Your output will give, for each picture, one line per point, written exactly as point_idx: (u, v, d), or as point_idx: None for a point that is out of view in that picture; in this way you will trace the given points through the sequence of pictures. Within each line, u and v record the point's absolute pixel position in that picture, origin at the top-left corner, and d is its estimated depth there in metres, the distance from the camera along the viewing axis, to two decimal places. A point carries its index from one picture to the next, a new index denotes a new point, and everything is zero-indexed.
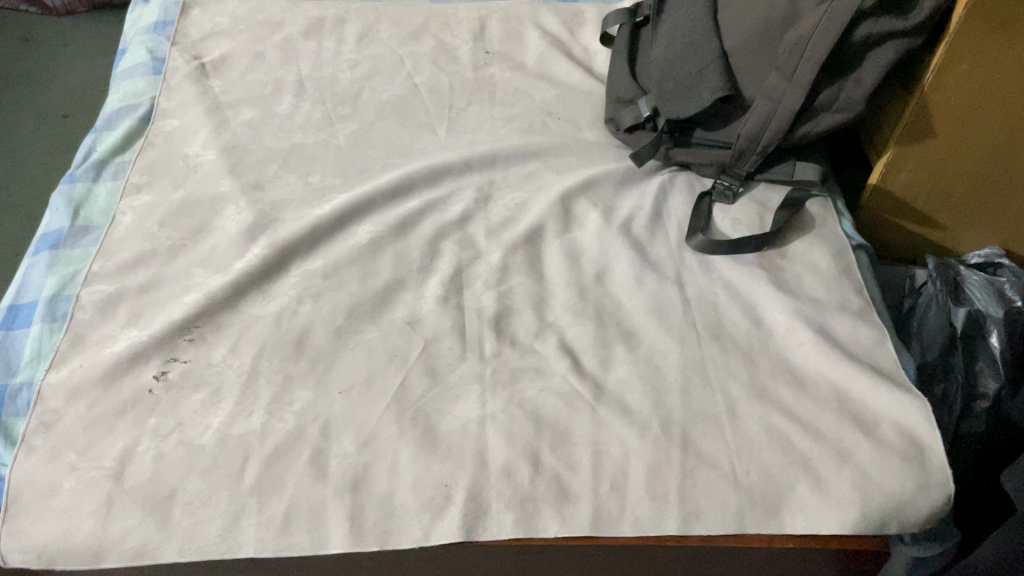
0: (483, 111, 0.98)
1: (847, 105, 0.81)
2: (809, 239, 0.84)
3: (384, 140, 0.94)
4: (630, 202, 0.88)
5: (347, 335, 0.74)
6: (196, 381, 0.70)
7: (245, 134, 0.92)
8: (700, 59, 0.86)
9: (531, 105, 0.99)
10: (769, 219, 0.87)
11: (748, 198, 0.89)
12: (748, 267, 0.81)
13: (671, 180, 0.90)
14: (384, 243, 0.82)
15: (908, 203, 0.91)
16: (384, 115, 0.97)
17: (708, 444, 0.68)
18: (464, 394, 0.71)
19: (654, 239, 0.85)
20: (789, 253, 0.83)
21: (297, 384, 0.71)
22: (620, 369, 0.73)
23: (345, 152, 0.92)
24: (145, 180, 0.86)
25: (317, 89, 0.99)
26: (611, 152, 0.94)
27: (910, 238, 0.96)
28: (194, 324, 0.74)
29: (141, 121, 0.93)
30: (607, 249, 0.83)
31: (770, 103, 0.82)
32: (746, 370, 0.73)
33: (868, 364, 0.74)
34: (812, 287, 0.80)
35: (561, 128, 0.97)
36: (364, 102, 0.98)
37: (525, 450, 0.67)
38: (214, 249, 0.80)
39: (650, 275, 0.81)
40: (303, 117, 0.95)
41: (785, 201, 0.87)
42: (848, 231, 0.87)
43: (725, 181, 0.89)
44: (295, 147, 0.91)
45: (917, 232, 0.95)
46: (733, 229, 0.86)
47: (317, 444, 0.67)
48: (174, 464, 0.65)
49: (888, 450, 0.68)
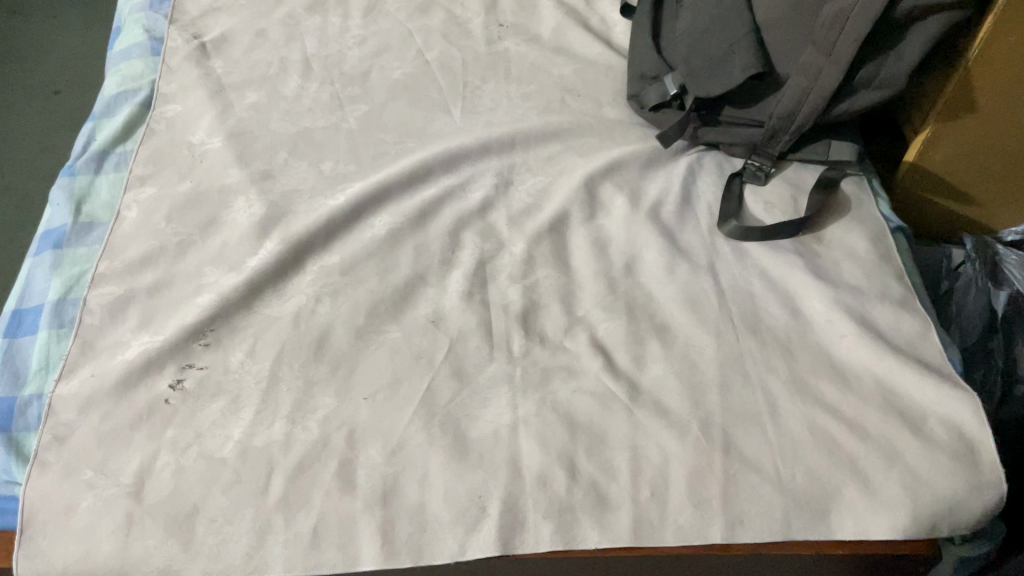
0: (499, 88, 0.94)
1: (888, 82, 0.77)
2: (845, 222, 0.81)
3: (397, 123, 0.89)
4: (657, 184, 0.84)
5: (368, 336, 0.71)
6: (214, 389, 0.67)
7: (251, 119, 0.88)
8: (730, 34, 0.81)
9: (548, 81, 0.95)
10: (803, 202, 0.83)
11: (780, 178, 0.85)
12: (784, 254, 0.78)
13: (699, 161, 0.87)
14: (403, 235, 0.79)
15: (944, 180, 0.88)
16: (396, 95, 0.92)
17: (750, 446, 0.66)
18: (494, 397, 0.68)
19: (685, 225, 0.81)
20: (826, 238, 0.80)
21: (320, 390, 0.67)
22: (655, 367, 0.70)
23: (357, 136, 0.88)
24: (149, 171, 0.82)
25: (324, 68, 0.94)
26: (634, 132, 0.90)
27: (946, 215, 0.92)
28: (208, 327, 0.70)
29: (141, 108, 0.89)
30: (636, 236, 0.79)
31: (806, 81, 0.78)
32: (786, 365, 0.70)
33: (913, 356, 0.71)
34: (851, 275, 0.77)
35: (581, 106, 0.93)
36: (374, 81, 0.93)
37: (560, 456, 0.65)
38: (225, 245, 0.76)
39: (682, 264, 0.77)
40: (311, 99, 0.91)
41: (820, 182, 0.83)
42: (885, 213, 0.83)
43: (756, 162, 0.85)
44: (304, 132, 0.87)
45: (952, 209, 0.91)
46: (767, 213, 0.82)
47: (344, 455, 0.64)
48: (195, 479, 0.62)
49: (937, 449, 0.65)
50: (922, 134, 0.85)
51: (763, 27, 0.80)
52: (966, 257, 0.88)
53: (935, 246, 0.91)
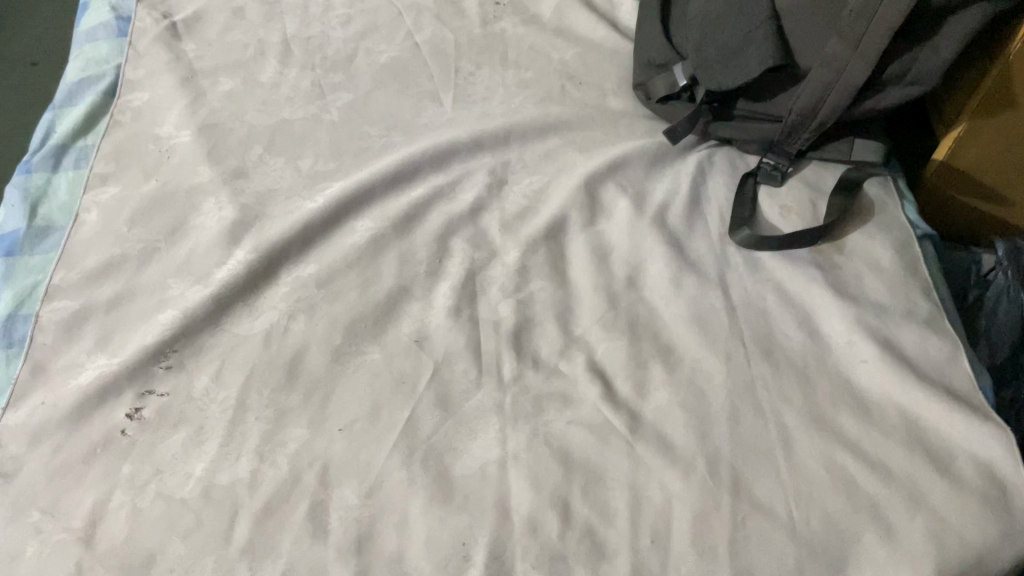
0: (494, 75, 0.87)
1: (920, 78, 0.69)
2: (869, 229, 0.74)
3: (383, 113, 0.82)
4: (664, 185, 0.78)
5: (346, 357, 0.65)
6: (175, 419, 0.61)
7: (224, 109, 0.81)
8: (745, 21, 0.73)
9: (548, 67, 0.88)
10: (822, 205, 0.76)
11: (798, 179, 0.78)
12: (801, 266, 0.71)
13: (710, 159, 0.80)
14: (386, 242, 0.72)
15: (975, 180, 0.80)
16: (382, 82, 0.85)
17: (761, 487, 0.60)
18: (482, 429, 0.62)
19: (693, 231, 0.74)
20: (847, 247, 0.73)
21: (291, 420, 0.62)
22: (658, 395, 0.64)
23: (339, 129, 0.81)
24: (111, 169, 0.76)
25: (305, 51, 0.87)
26: (640, 125, 0.83)
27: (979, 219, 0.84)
28: (171, 348, 0.65)
29: (105, 95, 0.82)
30: (640, 244, 0.73)
31: (829, 74, 0.71)
32: (802, 393, 0.64)
33: (941, 385, 0.65)
34: (874, 289, 0.70)
35: (583, 95, 0.85)
36: (358, 66, 0.86)
37: (553, 497, 0.59)
38: (192, 253, 0.70)
39: (690, 276, 0.71)
40: (290, 86, 0.84)
41: (841, 185, 0.76)
42: (911, 218, 0.76)
43: (772, 161, 0.78)
44: (282, 124, 0.80)
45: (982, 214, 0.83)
46: (783, 218, 0.75)
47: (316, 495, 0.58)
48: (153, 522, 0.57)
49: (966, 492, 0.60)
50: (955, 129, 0.77)
51: (781, 13, 0.73)
52: (998, 263, 0.79)
53: (964, 250, 0.83)
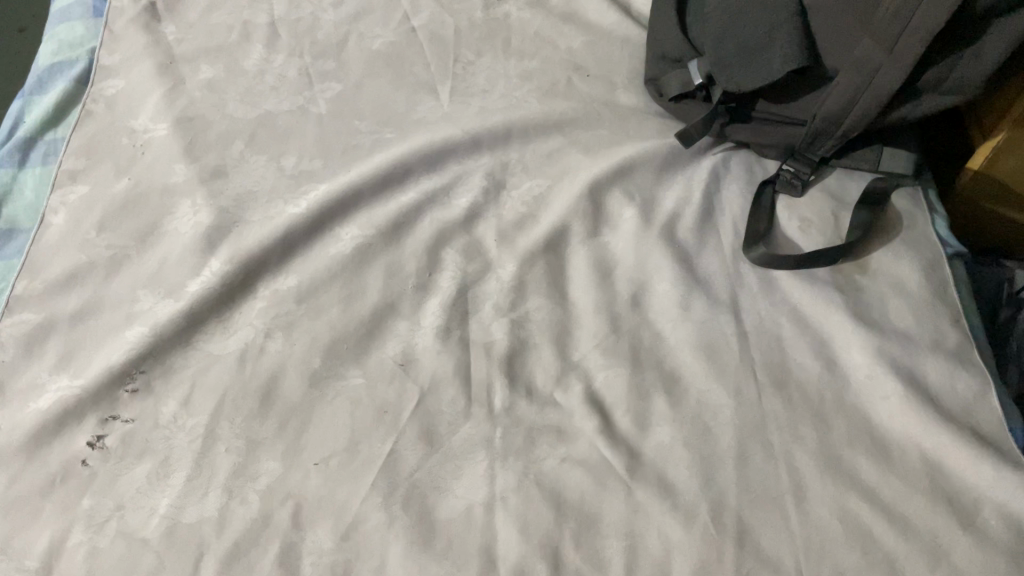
0: (495, 65, 0.81)
1: (960, 87, 0.63)
2: (895, 247, 0.69)
3: (374, 106, 0.77)
4: (674, 193, 0.72)
5: (325, 383, 0.61)
6: (140, 448, 0.57)
7: (205, 99, 0.75)
8: (769, 16, 0.67)
9: (554, 56, 0.81)
10: (845, 219, 0.70)
11: (820, 188, 0.72)
12: (820, 288, 0.66)
13: (725, 164, 0.74)
14: (373, 252, 0.67)
15: (1015, 193, 0.73)
16: (375, 71, 0.79)
17: (769, 538, 0.55)
18: (469, 466, 0.58)
19: (705, 245, 0.69)
20: (870, 267, 0.68)
21: (264, 451, 0.58)
22: (661, 431, 0.59)
23: (326, 123, 0.75)
24: (81, 165, 0.71)
25: (293, 36, 0.81)
26: (651, 124, 0.77)
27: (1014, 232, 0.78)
28: (137, 368, 0.60)
29: (78, 83, 0.76)
30: (646, 260, 0.68)
31: (859, 78, 0.65)
32: (816, 433, 0.59)
33: (968, 426, 0.59)
34: (898, 316, 0.65)
35: (591, 89, 0.79)
36: (349, 53, 0.80)
37: (543, 545, 0.54)
38: (164, 262, 0.65)
39: (699, 297, 0.65)
40: (275, 75, 0.78)
41: (867, 197, 0.70)
42: (942, 234, 0.71)
43: (792, 168, 0.72)
44: (265, 118, 0.75)
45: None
46: (803, 232, 0.70)
47: (287, 537, 0.54)
48: (111, 563, 0.53)
49: (993, 548, 0.54)
50: (993, 137, 0.70)
51: (808, 9, 0.67)
52: None
53: (995, 266, 0.78)
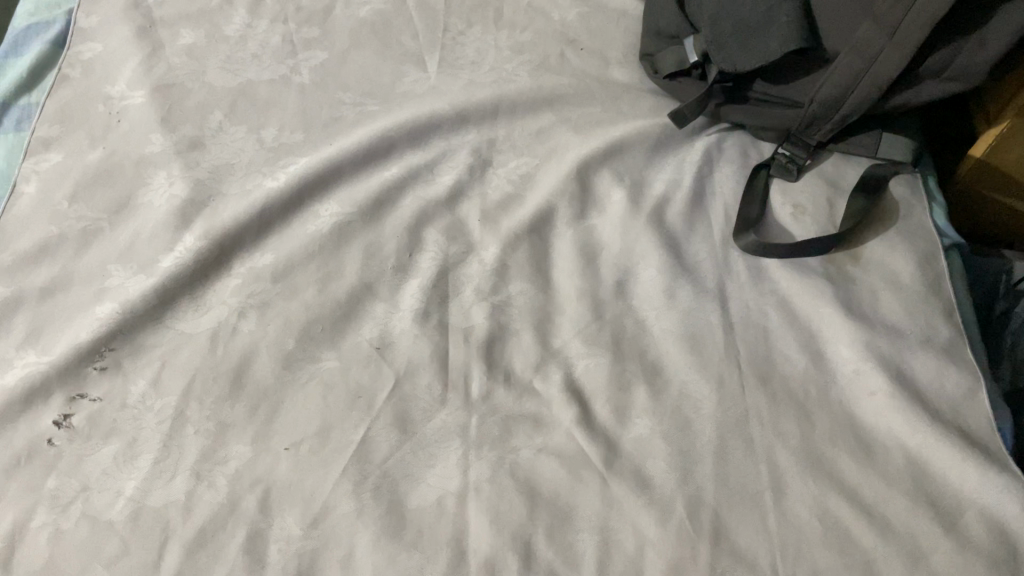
0: (486, 36, 0.78)
1: (963, 75, 0.61)
2: (889, 238, 0.67)
3: (359, 77, 0.74)
4: (665, 176, 0.70)
5: (298, 365, 0.59)
6: (107, 429, 0.56)
7: (184, 66, 0.73)
8: None
9: (546, 29, 0.79)
10: (840, 206, 0.68)
11: (816, 174, 0.70)
12: (811, 279, 0.64)
13: (719, 146, 0.72)
14: (352, 231, 0.66)
15: (1018, 182, 0.71)
16: (361, 39, 0.77)
17: (746, 537, 0.54)
18: (442, 454, 0.56)
19: (694, 231, 0.67)
20: (863, 257, 0.66)
21: (234, 435, 0.56)
22: (640, 423, 0.58)
23: (309, 93, 0.73)
24: (55, 132, 0.69)
25: (278, 1, 0.78)
26: (644, 102, 0.74)
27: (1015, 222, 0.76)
28: (106, 346, 0.59)
29: (55, 46, 0.74)
30: (633, 245, 0.66)
31: (859, 62, 0.63)
32: (799, 429, 0.58)
33: (955, 426, 0.58)
34: (889, 310, 0.63)
35: (583, 64, 0.77)
36: (336, 20, 0.78)
37: (514, 538, 0.53)
38: (137, 235, 0.64)
39: (685, 285, 0.64)
40: (258, 42, 0.75)
41: (863, 185, 0.68)
42: (939, 224, 0.69)
43: (787, 152, 0.70)
44: (246, 87, 0.72)
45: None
46: (795, 219, 0.68)
47: (254, 524, 0.53)
48: (75, 546, 0.52)
49: (974, 553, 0.53)
50: (997, 124, 0.67)
51: None
52: None
53: (994, 257, 0.75)
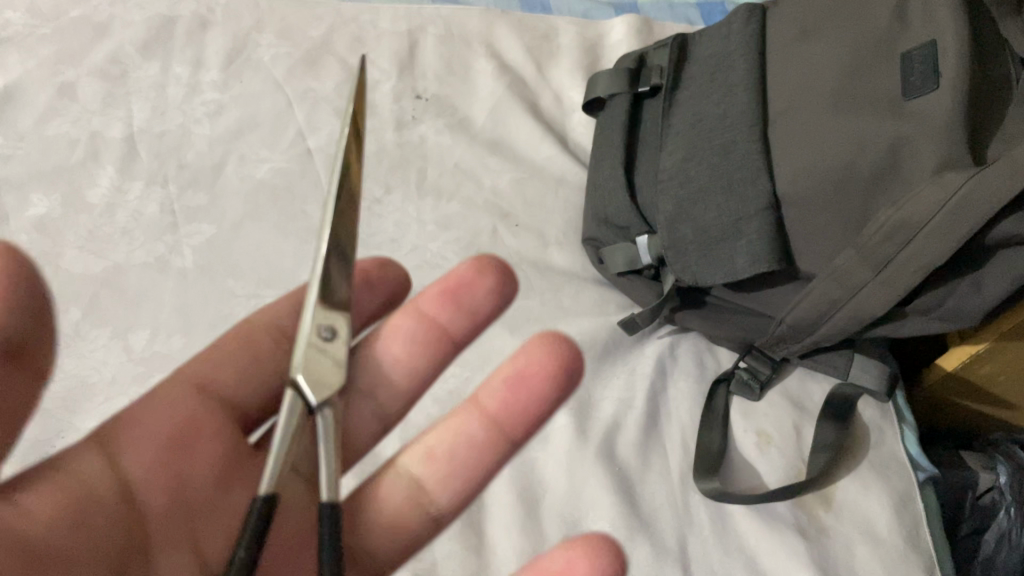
0: (408, 206, 0.67)
1: (952, 317, 0.53)
2: (863, 474, 0.59)
3: (254, 261, 0.62)
4: (615, 392, 0.61)
5: None
6: None
7: (33, 246, 0.60)
8: (736, 203, 0.57)
9: (476, 198, 0.69)
10: (809, 433, 0.61)
11: (779, 392, 0.62)
12: (781, 533, 0.56)
13: (672, 352, 0.63)
14: None
15: (989, 391, 0.63)
16: (258, 208, 0.64)
17: None
18: None
19: (648, 468, 0.58)
20: (836, 500, 0.58)
21: None
22: None
23: (190, 281, 0.60)
24: None
25: (155, 156, 0.65)
26: (588, 296, 0.65)
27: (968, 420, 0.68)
28: None
29: None
30: (580, 490, 0.56)
31: (837, 291, 0.54)
32: None
33: None
34: (868, 570, 0.55)
35: (519, 245, 0.67)
36: (226, 181, 0.65)
37: None
38: None
39: (642, 544, 0.54)
40: (129, 212, 0.62)
41: (831, 407, 0.60)
42: (914, 452, 0.60)
43: (749, 365, 0.62)
44: (112, 273, 0.59)
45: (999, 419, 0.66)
46: (761, 454, 0.59)
47: None
48: None
49: None
50: (975, 342, 0.59)
51: (782, 198, 0.56)
52: (995, 488, 0.63)
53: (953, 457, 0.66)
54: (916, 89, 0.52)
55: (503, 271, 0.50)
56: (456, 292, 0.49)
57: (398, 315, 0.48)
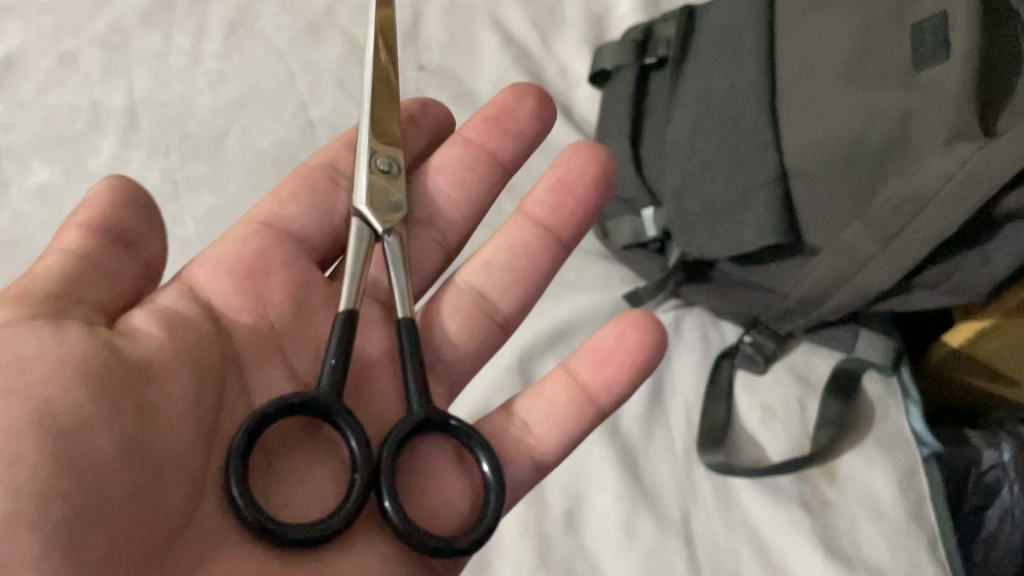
0: None
1: (959, 291, 0.53)
2: (868, 449, 0.59)
3: None
4: None
5: None
6: None
7: (35, 214, 0.59)
8: (743, 175, 0.56)
9: None
10: (813, 407, 0.60)
11: (783, 367, 0.62)
12: (784, 507, 0.56)
13: (677, 326, 0.63)
14: None
15: (994, 368, 0.63)
16: (261, 179, 0.64)
17: None
18: None
19: (652, 441, 0.58)
20: (840, 473, 0.58)
21: None
22: None
23: (192, 252, 0.60)
24: None
25: (157, 126, 0.65)
26: (592, 270, 0.65)
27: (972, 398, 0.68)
28: None
29: None
30: (583, 462, 0.56)
31: (843, 264, 0.54)
32: None
33: None
34: (871, 544, 0.55)
35: None
36: (228, 151, 0.65)
37: None
38: None
39: (645, 516, 0.54)
40: (131, 181, 0.62)
41: (836, 381, 0.60)
42: (917, 427, 0.60)
43: (753, 340, 0.61)
44: None
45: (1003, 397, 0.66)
46: (764, 427, 0.59)
47: None
48: None
49: None
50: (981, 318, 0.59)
51: (790, 172, 0.55)
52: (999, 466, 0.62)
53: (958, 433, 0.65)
54: (927, 59, 0.50)
55: (540, 95, 0.53)
56: (498, 119, 0.52)
57: (444, 147, 0.51)
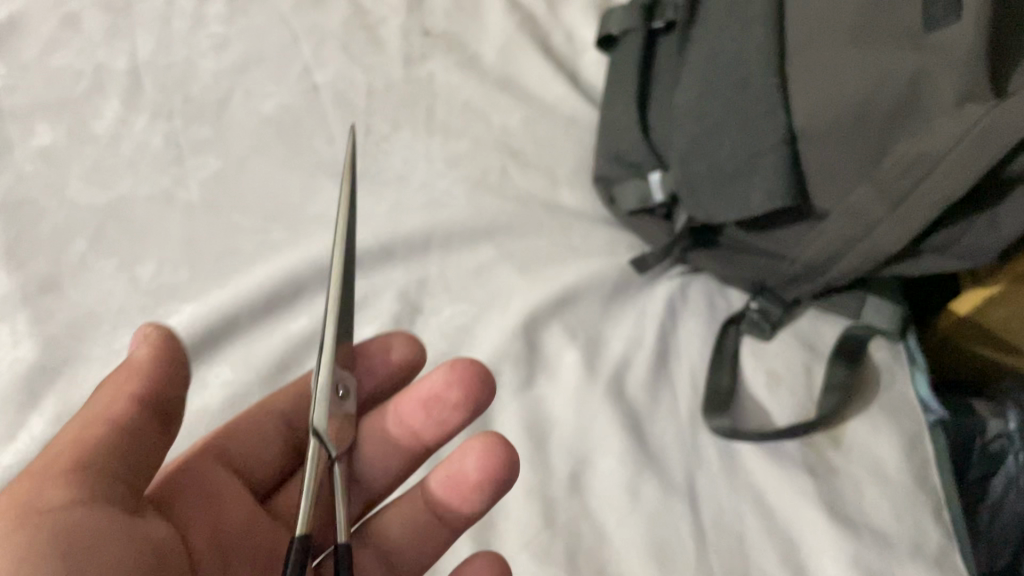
0: (415, 143, 0.66)
1: (968, 254, 0.52)
2: (872, 415, 0.58)
3: (261, 195, 0.61)
4: (625, 331, 0.60)
5: None
6: None
7: (38, 176, 0.59)
8: (751, 138, 0.56)
9: (486, 136, 0.67)
10: (819, 374, 0.60)
11: (790, 333, 0.62)
12: (789, 472, 0.56)
13: (683, 292, 0.63)
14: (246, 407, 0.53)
15: (998, 336, 0.62)
16: (264, 143, 0.63)
17: None
18: None
19: (657, 406, 0.58)
20: (845, 439, 0.57)
21: None
22: None
23: (197, 215, 0.59)
24: None
25: (160, 89, 0.64)
26: (598, 236, 0.65)
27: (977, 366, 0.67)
28: None
29: None
30: (588, 427, 0.56)
31: (851, 228, 0.54)
32: None
33: None
34: (875, 508, 0.55)
35: (528, 185, 0.66)
36: (232, 116, 0.64)
37: None
38: None
39: (650, 479, 0.54)
40: (135, 144, 0.61)
41: (843, 348, 0.60)
42: (922, 395, 0.60)
43: (760, 307, 0.61)
44: (117, 205, 0.59)
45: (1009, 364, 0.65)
46: (770, 393, 0.59)
47: None
48: None
49: None
50: (988, 285, 0.59)
51: (798, 134, 0.55)
52: (1006, 434, 0.62)
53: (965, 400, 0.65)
54: (939, 20, 0.50)
55: (470, 375, 0.48)
56: (427, 403, 0.48)
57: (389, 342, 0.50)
